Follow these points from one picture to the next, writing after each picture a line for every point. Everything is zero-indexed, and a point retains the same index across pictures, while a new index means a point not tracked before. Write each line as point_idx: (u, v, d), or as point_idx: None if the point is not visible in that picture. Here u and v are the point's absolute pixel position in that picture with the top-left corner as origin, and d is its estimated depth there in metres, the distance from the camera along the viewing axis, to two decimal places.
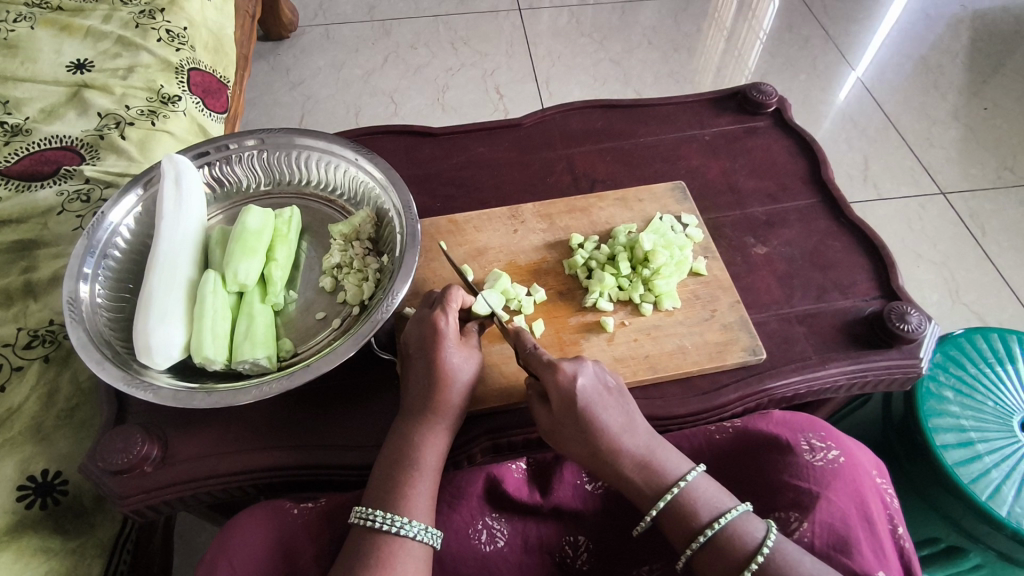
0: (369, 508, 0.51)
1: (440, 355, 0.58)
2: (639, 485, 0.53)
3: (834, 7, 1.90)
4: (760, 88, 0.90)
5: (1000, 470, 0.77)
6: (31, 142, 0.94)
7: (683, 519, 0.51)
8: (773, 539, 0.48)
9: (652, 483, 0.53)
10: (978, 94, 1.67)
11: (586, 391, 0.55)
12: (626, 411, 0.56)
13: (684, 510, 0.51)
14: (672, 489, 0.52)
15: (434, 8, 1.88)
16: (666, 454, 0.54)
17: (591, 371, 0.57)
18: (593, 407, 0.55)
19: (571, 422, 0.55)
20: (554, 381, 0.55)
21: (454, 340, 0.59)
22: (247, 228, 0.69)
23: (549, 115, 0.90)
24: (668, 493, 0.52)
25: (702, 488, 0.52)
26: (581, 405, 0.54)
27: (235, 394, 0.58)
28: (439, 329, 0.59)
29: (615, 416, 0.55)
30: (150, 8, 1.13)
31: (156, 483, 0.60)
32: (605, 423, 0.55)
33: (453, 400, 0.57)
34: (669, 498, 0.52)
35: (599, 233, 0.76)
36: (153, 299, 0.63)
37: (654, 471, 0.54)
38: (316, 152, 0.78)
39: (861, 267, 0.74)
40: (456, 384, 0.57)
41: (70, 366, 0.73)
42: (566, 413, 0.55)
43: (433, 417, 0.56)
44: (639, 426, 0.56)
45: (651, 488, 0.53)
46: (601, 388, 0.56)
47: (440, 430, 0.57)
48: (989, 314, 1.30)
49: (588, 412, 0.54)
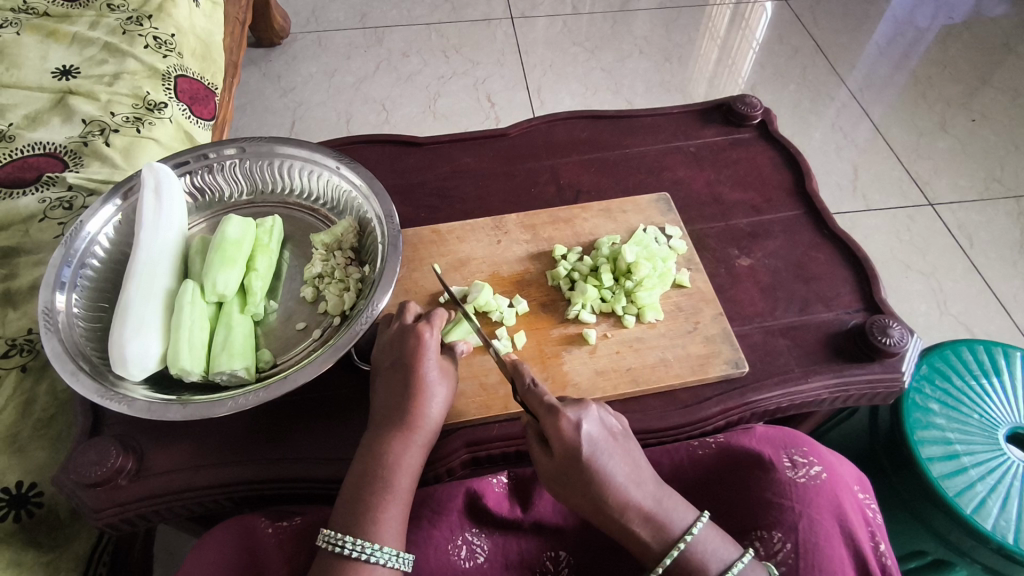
0: (336, 532, 0.50)
1: (419, 367, 0.57)
2: (641, 541, 0.51)
3: (825, 18, 1.91)
4: (745, 99, 0.91)
5: (985, 483, 0.77)
6: (14, 148, 0.93)
7: (691, 574, 0.49)
8: None
9: (658, 538, 0.50)
10: (967, 105, 1.68)
11: (589, 438, 0.52)
12: (631, 460, 0.53)
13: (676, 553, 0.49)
14: (678, 544, 0.50)
15: (426, 16, 1.89)
16: (670, 506, 0.52)
17: (595, 418, 0.54)
18: (599, 455, 0.52)
19: (572, 471, 0.52)
20: (557, 430, 0.52)
21: (435, 355, 0.59)
22: (227, 238, 0.68)
23: (535, 125, 0.90)
24: (672, 551, 0.50)
25: (712, 540, 0.50)
26: (584, 456, 0.51)
27: (211, 405, 0.58)
28: (422, 343, 0.58)
29: (620, 464, 0.52)
30: (137, 14, 1.12)
31: (129, 496, 0.59)
32: (612, 474, 0.52)
33: (429, 419, 0.57)
34: (676, 554, 0.49)
35: (582, 244, 0.76)
36: (129, 311, 0.62)
37: (661, 525, 0.51)
38: (298, 161, 0.77)
39: (844, 280, 0.74)
40: (433, 399, 0.57)
41: (48, 376, 0.72)
42: (568, 464, 0.52)
43: (409, 433, 0.55)
44: (646, 476, 0.53)
45: (657, 544, 0.50)
46: (605, 433, 0.54)
47: (417, 449, 0.56)
48: (977, 325, 1.30)
49: (593, 463, 0.51)
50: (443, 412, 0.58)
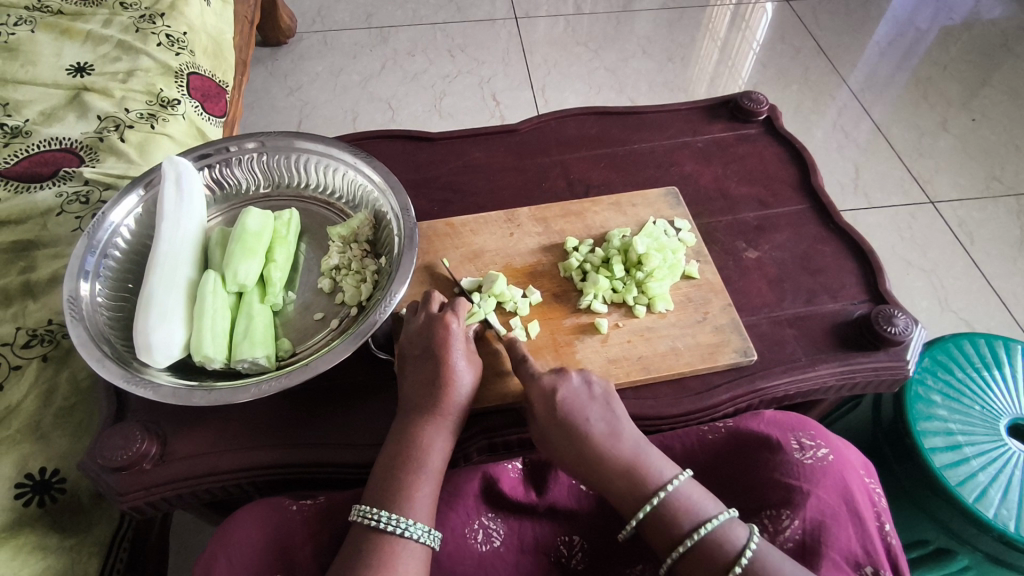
0: (370, 507, 0.52)
1: (449, 357, 0.60)
2: (619, 493, 0.55)
3: (826, 19, 1.93)
4: (751, 96, 0.92)
5: (987, 473, 0.79)
6: (31, 144, 0.95)
7: (669, 522, 0.52)
8: (755, 545, 0.49)
9: (636, 488, 0.54)
10: (967, 105, 1.70)
11: (567, 397, 0.59)
12: (612, 417, 0.58)
13: (667, 516, 0.52)
14: (656, 496, 0.53)
15: (432, 16, 1.90)
16: (652, 460, 0.55)
17: (578, 381, 0.60)
18: (575, 412, 0.58)
19: (555, 427, 0.58)
20: (537, 390, 0.60)
21: (462, 343, 0.61)
22: (247, 229, 0.70)
23: (545, 121, 0.91)
24: (651, 500, 0.53)
25: (692, 494, 0.53)
26: (562, 411, 0.58)
27: (234, 391, 0.59)
28: (450, 331, 0.61)
29: (598, 420, 0.57)
30: (150, 13, 1.14)
31: (155, 480, 0.60)
32: (590, 429, 0.57)
33: (456, 403, 0.59)
34: (653, 505, 0.53)
35: (593, 237, 0.77)
36: (153, 299, 0.64)
37: (640, 477, 0.54)
38: (315, 156, 0.79)
39: (849, 272, 0.76)
40: (461, 386, 0.59)
41: (69, 365, 0.74)
42: (550, 419, 0.58)
43: (438, 416, 0.58)
44: (627, 435, 0.57)
45: (635, 493, 0.54)
46: (586, 394, 0.59)
47: (447, 432, 0.58)
48: (977, 320, 1.32)
49: (571, 417, 0.58)
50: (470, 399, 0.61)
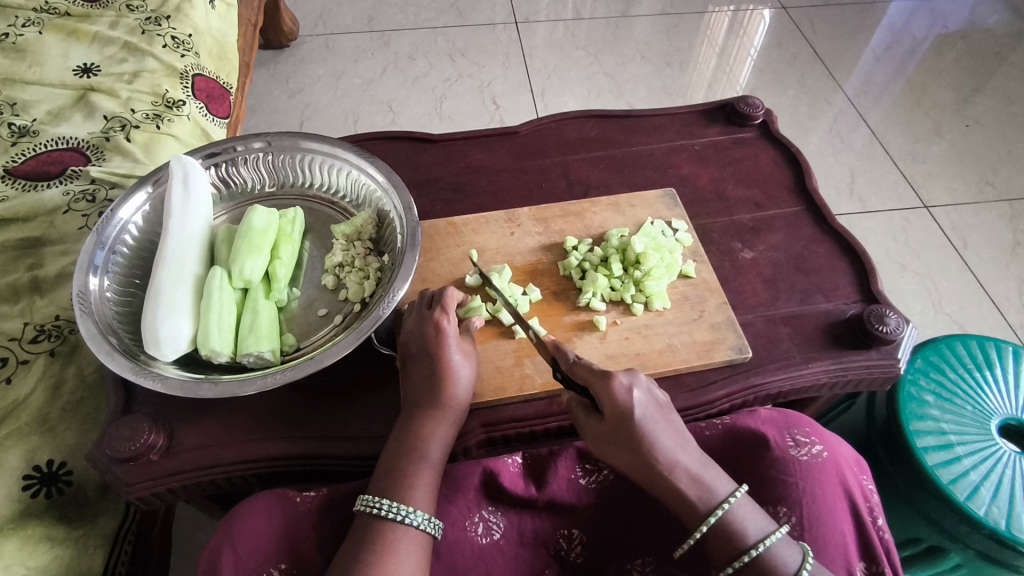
0: (373, 497, 0.54)
1: (444, 353, 0.61)
2: (687, 504, 0.53)
3: (822, 26, 1.96)
4: (748, 100, 0.94)
5: (978, 471, 0.80)
6: (38, 143, 0.96)
7: (730, 537, 0.51)
8: (810, 565, 0.50)
9: (701, 499, 0.53)
10: (961, 111, 1.72)
11: (640, 404, 0.56)
12: (676, 428, 0.56)
13: (728, 530, 0.51)
14: (721, 507, 0.52)
15: (433, 20, 1.92)
16: (713, 473, 0.54)
17: (645, 388, 0.57)
18: (649, 422, 0.55)
19: (624, 434, 0.55)
20: (608, 395, 0.56)
21: (456, 339, 0.63)
22: (253, 227, 0.71)
23: (545, 123, 0.93)
24: (715, 512, 0.52)
25: (749, 509, 0.53)
26: (636, 420, 0.55)
27: (240, 384, 0.60)
28: (442, 329, 0.62)
29: (667, 431, 0.55)
30: (156, 15, 1.15)
31: (161, 471, 0.61)
32: (659, 438, 0.55)
33: (456, 398, 0.61)
34: (717, 518, 0.52)
35: (592, 237, 0.79)
36: (161, 294, 0.65)
37: (705, 488, 0.53)
38: (320, 156, 0.80)
39: (843, 272, 0.77)
40: (459, 381, 0.61)
41: (75, 360, 0.75)
42: (619, 428, 0.55)
43: (439, 412, 0.60)
44: (691, 445, 0.55)
45: (700, 505, 0.53)
46: (653, 402, 0.57)
47: (447, 427, 0.60)
48: (971, 323, 1.33)
49: (643, 426, 0.55)
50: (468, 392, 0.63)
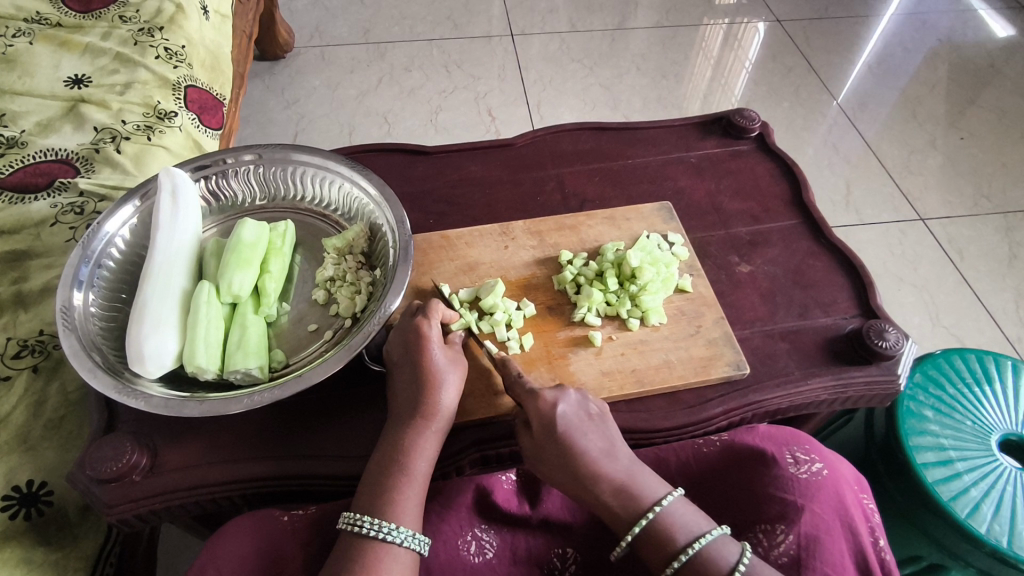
0: (357, 514, 0.52)
1: (428, 356, 0.60)
2: (614, 509, 0.54)
3: (817, 39, 1.97)
4: (743, 113, 0.93)
5: (979, 488, 0.79)
6: (26, 154, 0.95)
7: (661, 543, 0.52)
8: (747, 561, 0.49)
9: (628, 506, 0.54)
10: (955, 124, 1.73)
11: (565, 416, 0.58)
12: (606, 437, 0.58)
13: (661, 535, 0.52)
14: (650, 512, 0.53)
15: (428, 33, 1.92)
16: (644, 481, 0.55)
17: (573, 400, 0.60)
18: (571, 431, 0.57)
19: (552, 443, 0.57)
20: (536, 408, 0.59)
21: (440, 343, 0.62)
22: (242, 240, 0.70)
23: (540, 135, 0.92)
24: (642, 518, 0.53)
25: (681, 515, 0.53)
26: (560, 429, 0.57)
27: (227, 402, 0.59)
28: (423, 334, 0.62)
29: (594, 441, 0.57)
30: (149, 26, 1.15)
31: (145, 492, 0.60)
32: (584, 446, 0.57)
33: (444, 405, 0.59)
34: (646, 522, 0.52)
35: (587, 250, 0.78)
36: (147, 309, 0.64)
37: (631, 495, 0.54)
38: (312, 169, 0.79)
39: (841, 286, 0.77)
40: (445, 385, 0.59)
41: (59, 376, 0.73)
42: (546, 438, 0.57)
43: (424, 421, 0.58)
44: (619, 453, 0.57)
45: (627, 512, 0.54)
46: (583, 414, 0.59)
47: (433, 437, 0.58)
48: (969, 336, 1.33)
49: (567, 437, 0.57)
50: (456, 399, 0.61)
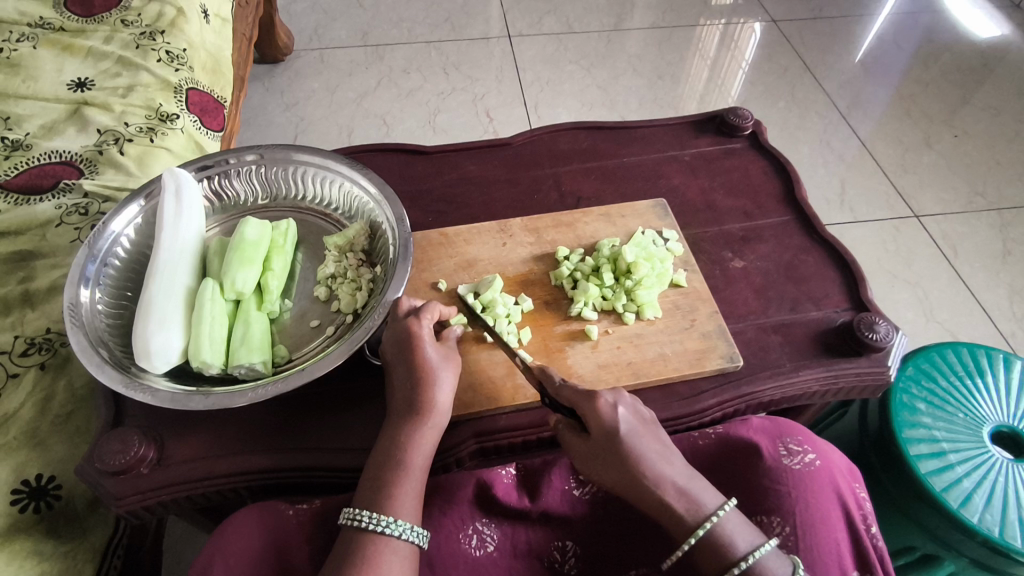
0: (356, 509, 0.54)
1: (420, 354, 0.62)
2: (675, 516, 0.52)
3: (811, 39, 1.99)
4: (736, 112, 0.95)
5: (971, 479, 0.81)
6: (31, 157, 0.96)
7: (717, 554, 0.50)
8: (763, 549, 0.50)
9: (691, 512, 0.52)
10: (949, 122, 1.75)
11: (623, 419, 0.56)
12: (661, 442, 0.56)
13: (718, 544, 0.50)
14: (708, 521, 0.51)
15: (426, 35, 1.94)
16: (702, 486, 0.53)
17: (627, 404, 0.57)
18: (631, 436, 0.55)
19: (607, 446, 0.55)
20: (594, 412, 0.56)
21: (432, 341, 0.63)
22: (245, 239, 0.72)
23: (537, 135, 0.94)
24: (704, 525, 0.51)
25: (738, 523, 0.51)
26: (621, 435, 0.55)
27: (231, 396, 0.60)
28: (414, 333, 0.63)
29: (652, 444, 0.55)
30: (151, 30, 1.16)
31: (152, 484, 0.61)
32: (642, 450, 0.54)
33: (439, 401, 0.60)
34: (705, 531, 0.51)
35: (583, 247, 0.79)
36: (153, 305, 0.65)
37: (693, 501, 0.52)
38: (313, 169, 0.81)
39: (832, 280, 0.78)
40: (439, 382, 0.61)
41: (66, 373, 0.74)
42: (601, 442, 0.55)
43: (420, 417, 0.59)
44: (677, 458, 0.55)
45: (689, 518, 0.52)
46: (638, 418, 0.57)
47: (431, 430, 0.59)
48: (963, 331, 1.34)
49: (627, 440, 0.54)
50: (451, 396, 0.62)
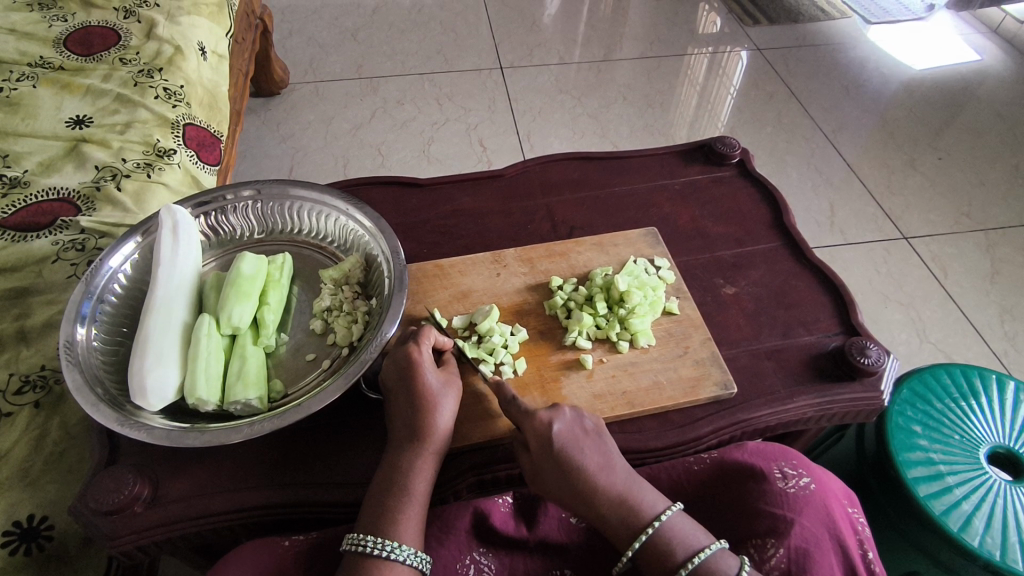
0: (360, 535, 0.54)
1: (420, 380, 0.62)
2: (615, 525, 0.55)
3: (797, 66, 2.03)
4: (725, 141, 0.97)
5: (970, 501, 0.81)
6: (29, 194, 0.97)
7: (659, 558, 0.53)
8: (666, 516, 0.54)
9: (629, 522, 0.55)
10: (934, 145, 1.79)
11: (560, 434, 0.58)
12: (603, 452, 0.58)
13: (661, 550, 0.53)
14: (648, 528, 0.54)
15: (420, 67, 1.98)
16: (642, 494, 0.56)
17: (568, 417, 0.60)
18: (567, 448, 0.58)
19: (550, 462, 0.58)
20: (531, 427, 0.59)
21: (431, 367, 0.64)
22: (242, 274, 0.72)
23: (529, 166, 0.96)
24: (643, 533, 0.54)
25: (680, 526, 0.54)
26: (556, 448, 0.58)
27: (227, 432, 0.60)
28: (415, 360, 0.63)
29: (591, 456, 0.57)
30: (149, 67, 1.18)
31: (146, 524, 0.60)
32: (582, 463, 0.57)
33: (439, 429, 0.61)
34: (646, 537, 0.53)
35: (577, 276, 0.80)
36: (149, 342, 0.65)
37: (631, 508, 0.55)
38: (309, 203, 0.82)
39: (823, 306, 0.79)
40: (440, 408, 0.61)
41: (60, 411, 0.74)
42: (544, 457, 0.58)
43: (421, 443, 0.60)
44: (617, 468, 0.57)
45: (628, 527, 0.55)
46: (577, 429, 0.59)
47: (428, 458, 0.60)
48: (956, 352, 1.35)
49: (564, 454, 0.57)
50: (451, 423, 0.62)
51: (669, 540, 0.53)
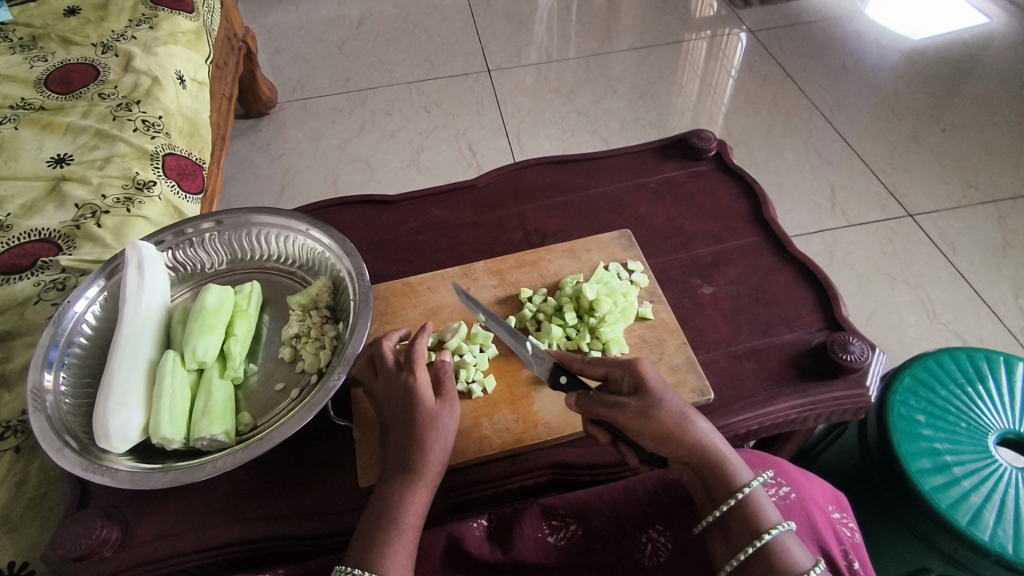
0: (349, 567, 0.52)
1: (420, 407, 0.60)
2: (712, 479, 0.54)
3: (792, 45, 1.98)
4: (700, 134, 0.94)
5: (979, 493, 0.77)
6: (11, 237, 0.98)
7: (743, 518, 0.52)
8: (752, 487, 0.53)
9: (725, 480, 0.53)
10: (937, 117, 1.72)
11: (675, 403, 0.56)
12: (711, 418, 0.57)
13: (748, 515, 0.52)
14: (741, 491, 0.52)
15: (406, 76, 1.97)
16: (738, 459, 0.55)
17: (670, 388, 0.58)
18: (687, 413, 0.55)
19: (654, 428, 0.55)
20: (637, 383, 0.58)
21: (431, 397, 0.61)
22: (205, 306, 0.71)
23: (500, 174, 0.94)
24: (736, 494, 0.52)
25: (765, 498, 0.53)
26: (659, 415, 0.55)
27: (190, 470, 0.60)
28: (415, 386, 0.61)
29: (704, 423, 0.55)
30: (127, 101, 1.19)
31: (117, 567, 0.60)
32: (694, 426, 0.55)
33: (433, 461, 0.58)
34: (736, 500, 0.52)
35: (547, 285, 0.78)
36: (112, 383, 0.65)
37: (730, 470, 0.54)
38: (274, 229, 0.81)
39: (806, 301, 0.76)
40: (441, 437, 0.59)
41: (40, 455, 0.74)
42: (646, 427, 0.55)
43: (415, 476, 0.57)
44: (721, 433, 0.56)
45: (724, 485, 0.53)
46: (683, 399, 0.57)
47: (422, 491, 0.57)
48: (969, 331, 1.30)
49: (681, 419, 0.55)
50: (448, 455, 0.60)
51: (754, 509, 0.52)
